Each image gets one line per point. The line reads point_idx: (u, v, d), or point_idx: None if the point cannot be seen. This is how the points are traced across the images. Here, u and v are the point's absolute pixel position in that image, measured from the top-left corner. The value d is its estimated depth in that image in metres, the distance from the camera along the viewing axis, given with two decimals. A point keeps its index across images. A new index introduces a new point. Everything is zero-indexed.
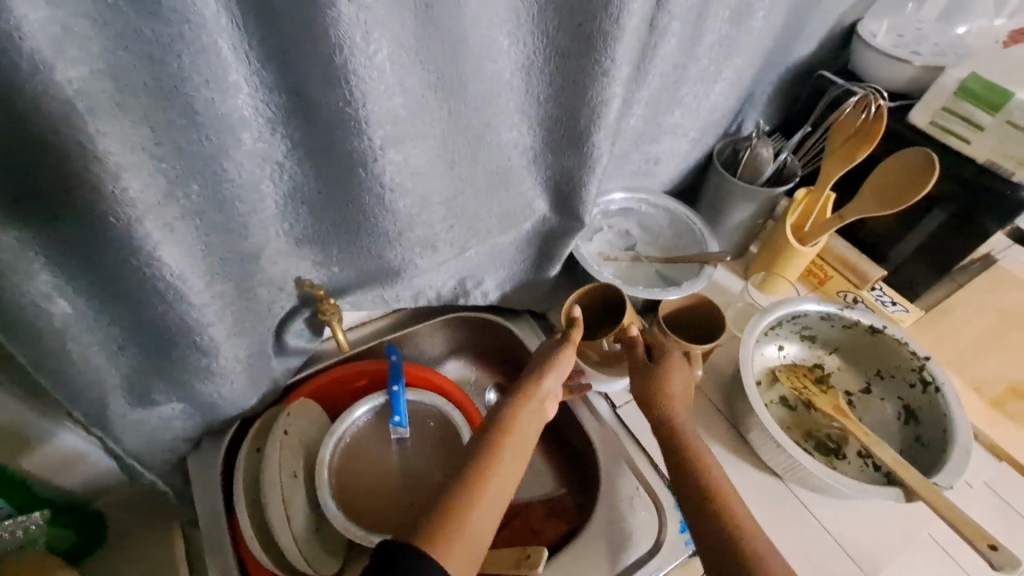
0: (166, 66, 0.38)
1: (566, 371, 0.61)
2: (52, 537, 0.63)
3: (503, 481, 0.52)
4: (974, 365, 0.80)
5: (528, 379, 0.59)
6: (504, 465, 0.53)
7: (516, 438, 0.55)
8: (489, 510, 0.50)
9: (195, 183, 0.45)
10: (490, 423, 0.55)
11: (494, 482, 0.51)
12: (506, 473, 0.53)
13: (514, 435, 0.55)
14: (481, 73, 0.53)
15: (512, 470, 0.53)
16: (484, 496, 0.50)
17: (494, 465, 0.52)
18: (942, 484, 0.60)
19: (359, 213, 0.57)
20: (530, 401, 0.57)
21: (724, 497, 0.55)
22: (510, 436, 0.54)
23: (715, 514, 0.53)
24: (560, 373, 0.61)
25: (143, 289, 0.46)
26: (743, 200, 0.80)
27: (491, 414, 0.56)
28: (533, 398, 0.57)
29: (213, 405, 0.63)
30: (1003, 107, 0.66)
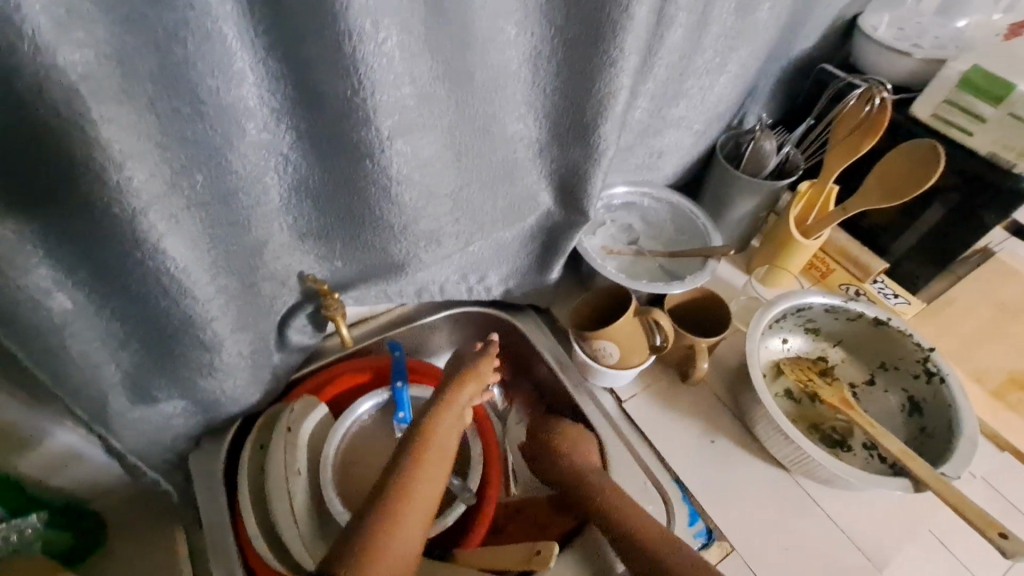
0: (171, 53, 0.37)
1: (487, 377, 0.63)
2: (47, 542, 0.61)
3: (429, 490, 0.52)
4: (975, 356, 0.81)
5: (447, 388, 0.60)
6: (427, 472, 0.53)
7: (435, 449, 0.54)
8: (416, 520, 0.50)
9: (200, 174, 0.44)
10: (411, 433, 0.55)
11: (417, 494, 0.51)
12: (428, 480, 0.52)
13: (434, 442, 0.55)
14: (488, 62, 0.52)
15: (432, 482, 0.53)
16: (409, 512, 0.50)
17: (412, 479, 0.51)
18: (950, 475, 0.60)
19: (364, 205, 0.56)
20: (450, 409, 0.58)
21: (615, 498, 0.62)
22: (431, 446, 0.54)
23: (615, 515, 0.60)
24: (480, 379, 0.62)
25: (145, 282, 0.45)
26: (746, 193, 0.80)
27: (411, 424, 0.56)
28: (453, 406, 0.58)
29: (214, 403, 0.61)
30: (1005, 99, 0.66)
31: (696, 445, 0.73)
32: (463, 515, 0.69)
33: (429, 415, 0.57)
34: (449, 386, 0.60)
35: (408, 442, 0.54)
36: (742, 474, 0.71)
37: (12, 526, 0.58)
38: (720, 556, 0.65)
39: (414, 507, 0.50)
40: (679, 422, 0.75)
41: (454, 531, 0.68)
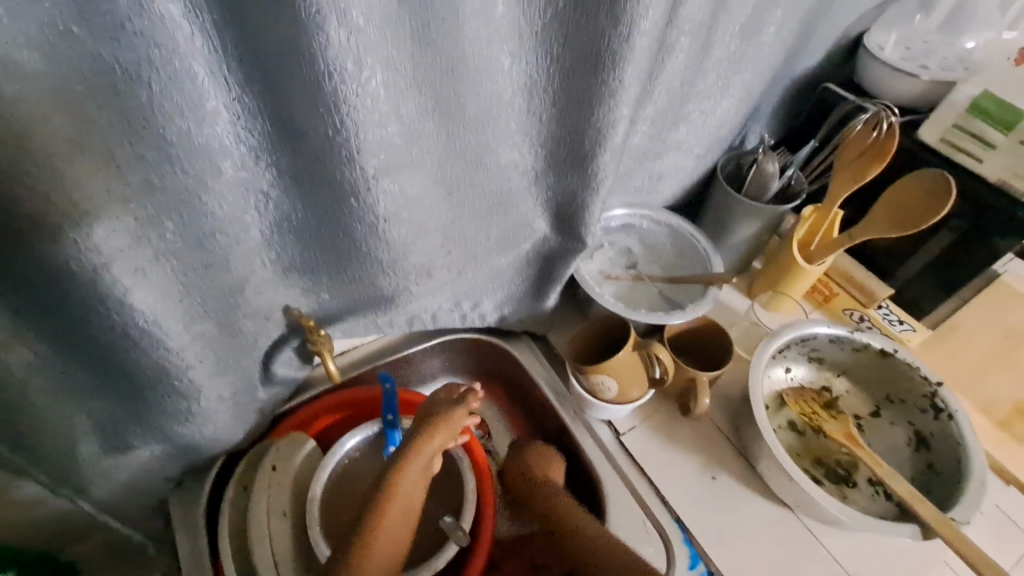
0: (133, 96, 0.34)
1: (459, 426, 0.62)
2: None
3: (390, 544, 0.56)
4: (981, 385, 0.79)
5: (413, 443, 0.60)
6: (385, 534, 0.56)
7: (396, 511, 0.57)
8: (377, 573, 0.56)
9: (170, 220, 0.41)
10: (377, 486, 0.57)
11: (374, 554, 0.55)
12: (387, 536, 0.56)
13: (397, 498, 0.57)
14: (481, 94, 0.49)
15: (392, 539, 0.57)
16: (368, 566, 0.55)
17: (370, 541, 0.55)
18: (959, 518, 0.58)
19: (350, 242, 0.53)
20: (415, 463, 0.59)
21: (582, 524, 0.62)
22: (391, 508, 0.56)
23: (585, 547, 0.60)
24: (449, 431, 0.61)
25: (111, 334, 0.42)
26: (749, 217, 0.78)
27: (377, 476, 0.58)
28: (416, 465, 0.58)
29: (195, 446, 0.58)
30: (1014, 127, 0.64)
31: (699, 481, 0.70)
32: (455, 557, 0.66)
33: (394, 469, 0.58)
34: (416, 443, 0.59)
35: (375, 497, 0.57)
36: (744, 512, 0.68)
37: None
38: None
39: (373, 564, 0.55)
40: (680, 457, 0.72)
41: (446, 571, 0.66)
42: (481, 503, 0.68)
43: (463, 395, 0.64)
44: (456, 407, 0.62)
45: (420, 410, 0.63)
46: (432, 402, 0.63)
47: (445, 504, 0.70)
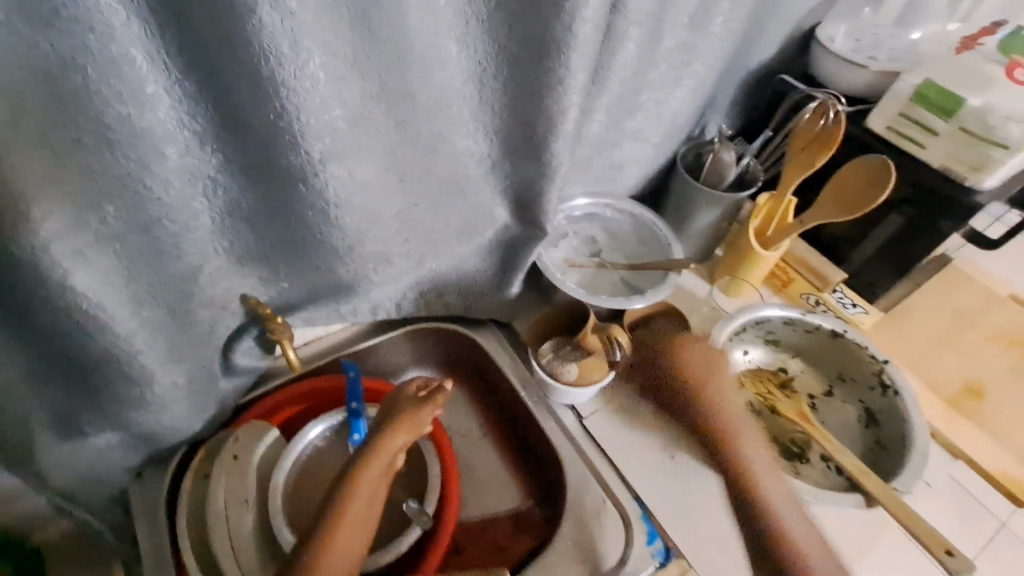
0: (67, 80, 0.34)
1: (423, 423, 0.62)
2: None
3: (351, 536, 0.55)
4: (932, 366, 0.81)
5: (379, 436, 0.60)
6: (347, 526, 0.55)
7: (359, 503, 0.56)
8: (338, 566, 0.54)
9: (111, 204, 0.41)
10: (338, 482, 0.57)
11: (335, 548, 0.54)
12: (348, 529, 0.55)
13: (358, 493, 0.56)
14: (429, 81, 0.50)
15: (357, 531, 0.56)
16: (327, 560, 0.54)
17: (333, 532, 0.55)
18: (901, 489, 0.62)
19: (303, 228, 0.53)
20: (377, 459, 0.58)
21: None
22: (354, 500, 0.56)
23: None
24: (413, 428, 0.61)
25: (56, 318, 0.42)
26: (708, 204, 0.79)
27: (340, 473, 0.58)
28: (381, 456, 0.58)
29: (153, 434, 0.58)
30: (954, 114, 0.66)
31: (658, 461, 0.72)
32: (418, 541, 0.67)
33: (355, 466, 0.57)
34: (381, 435, 0.60)
35: (335, 492, 0.56)
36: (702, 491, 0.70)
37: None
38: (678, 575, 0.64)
39: (334, 557, 0.54)
40: (642, 438, 0.74)
41: (409, 555, 0.67)
42: (446, 487, 0.69)
43: (432, 391, 0.63)
44: (424, 401, 0.62)
45: (387, 403, 0.63)
46: (396, 398, 0.63)
47: (410, 489, 0.71)
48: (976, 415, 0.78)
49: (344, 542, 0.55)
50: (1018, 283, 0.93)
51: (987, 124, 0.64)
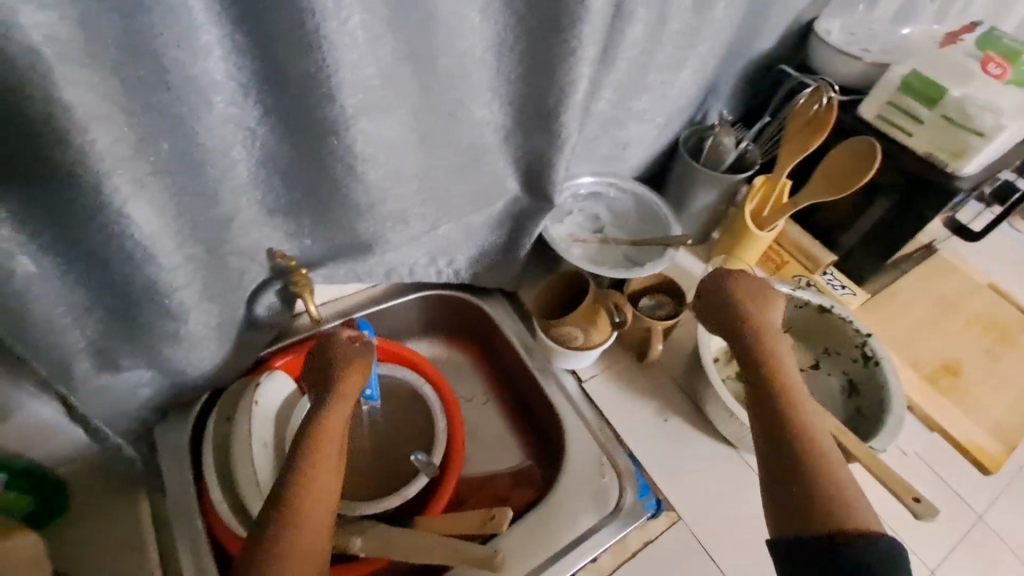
0: (136, 22, 0.38)
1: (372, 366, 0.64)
2: (6, 504, 0.58)
3: (327, 476, 0.52)
4: (914, 345, 0.86)
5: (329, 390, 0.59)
6: (320, 474, 0.51)
7: (327, 453, 0.53)
8: (320, 513, 0.50)
9: (164, 142, 0.45)
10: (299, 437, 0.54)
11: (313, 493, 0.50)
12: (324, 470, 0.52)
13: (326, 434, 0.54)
14: (453, 47, 0.55)
15: (329, 485, 0.52)
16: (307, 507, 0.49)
17: (306, 486, 0.50)
18: (877, 448, 0.65)
19: (330, 182, 0.58)
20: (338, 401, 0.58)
21: (837, 472, 0.48)
22: (322, 448, 0.53)
23: (832, 499, 0.46)
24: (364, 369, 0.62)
25: (108, 247, 0.46)
26: (707, 185, 0.84)
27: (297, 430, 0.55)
28: (338, 403, 0.58)
29: (181, 374, 0.63)
30: (938, 103, 0.71)
31: (652, 423, 0.77)
32: (425, 488, 0.70)
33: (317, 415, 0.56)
34: (337, 386, 0.59)
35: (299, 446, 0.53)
36: (692, 453, 0.75)
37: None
38: (667, 525, 0.69)
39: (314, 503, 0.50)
40: (637, 403, 0.78)
41: (415, 501, 0.70)
42: (450, 439, 0.73)
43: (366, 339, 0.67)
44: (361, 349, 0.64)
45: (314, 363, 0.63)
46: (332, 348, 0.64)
47: (418, 441, 0.75)
48: (952, 392, 0.82)
49: (319, 497, 0.50)
50: (998, 274, 0.98)
51: (965, 112, 0.70)
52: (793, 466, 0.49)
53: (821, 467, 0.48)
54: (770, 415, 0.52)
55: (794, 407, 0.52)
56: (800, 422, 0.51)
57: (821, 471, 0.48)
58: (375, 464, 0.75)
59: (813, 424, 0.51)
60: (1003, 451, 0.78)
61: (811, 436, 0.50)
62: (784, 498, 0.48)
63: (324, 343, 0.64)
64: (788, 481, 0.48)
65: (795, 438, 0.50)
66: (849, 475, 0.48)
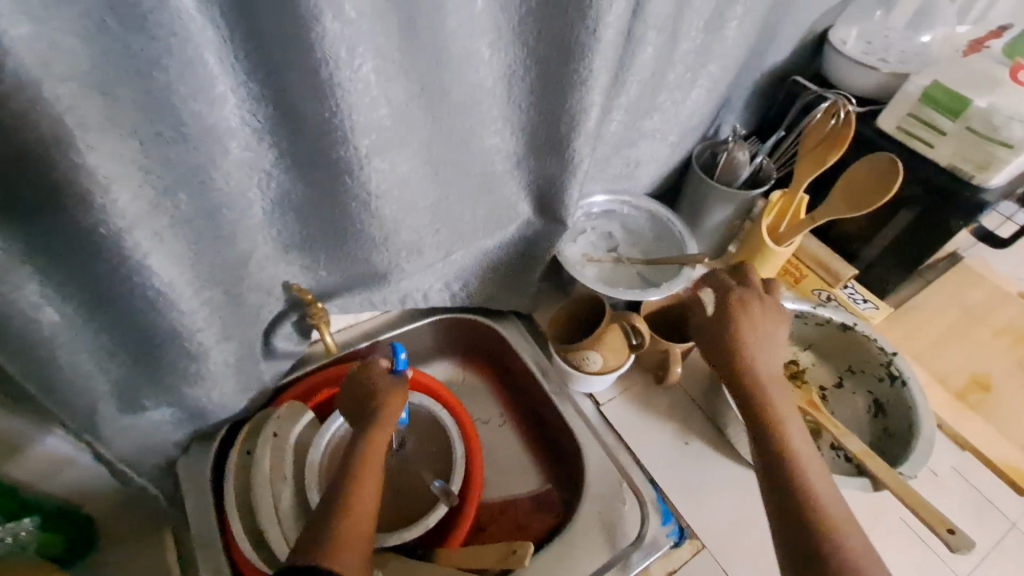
0: (153, 80, 0.39)
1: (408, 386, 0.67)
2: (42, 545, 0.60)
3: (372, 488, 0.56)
4: (941, 360, 0.84)
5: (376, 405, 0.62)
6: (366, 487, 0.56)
7: (371, 468, 0.57)
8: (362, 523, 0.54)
9: (183, 192, 0.46)
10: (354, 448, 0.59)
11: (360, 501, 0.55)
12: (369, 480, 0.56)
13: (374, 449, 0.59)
14: (463, 82, 0.54)
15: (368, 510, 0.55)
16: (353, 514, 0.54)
17: (348, 513, 0.53)
18: (907, 473, 0.63)
19: (346, 219, 0.58)
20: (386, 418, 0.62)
21: (841, 530, 0.49)
22: (363, 476, 0.56)
23: (836, 553, 0.47)
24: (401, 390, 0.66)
25: (130, 295, 0.47)
26: (722, 201, 0.83)
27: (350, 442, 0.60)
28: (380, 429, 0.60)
29: (202, 409, 0.63)
30: (961, 114, 0.69)
31: (672, 446, 0.76)
32: (445, 516, 0.70)
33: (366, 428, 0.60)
34: (377, 415, 0.61)
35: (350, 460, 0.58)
36: (714, 475, 0.73)
37: (4, 529, 0.57)
38: (692, 553, 0.67)
39: (360, 512, 0.54)
40: (657, 424, 0.77)
41: (435, 530, 0.70)
42: (469, 466, 0.73)
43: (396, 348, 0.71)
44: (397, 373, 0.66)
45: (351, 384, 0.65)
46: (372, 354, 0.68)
47: (436, 468, 0.75)
48: (983, 408, 0.80)
49: (359, 523, 0.53)
50: None
51: (991, 123, 0.67)
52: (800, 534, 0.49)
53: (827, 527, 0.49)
54: (769, 465, 0.54)
55: (792, 454, 0.53)
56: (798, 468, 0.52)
57: (823, 522, 0.49)
58: (395, 491, 0.74)
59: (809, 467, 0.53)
60: None
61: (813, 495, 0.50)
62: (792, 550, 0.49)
63: (366, 366, 0.66)
64: (792, 530, 0.50)
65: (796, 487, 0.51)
66: (855, 533, 0.49)
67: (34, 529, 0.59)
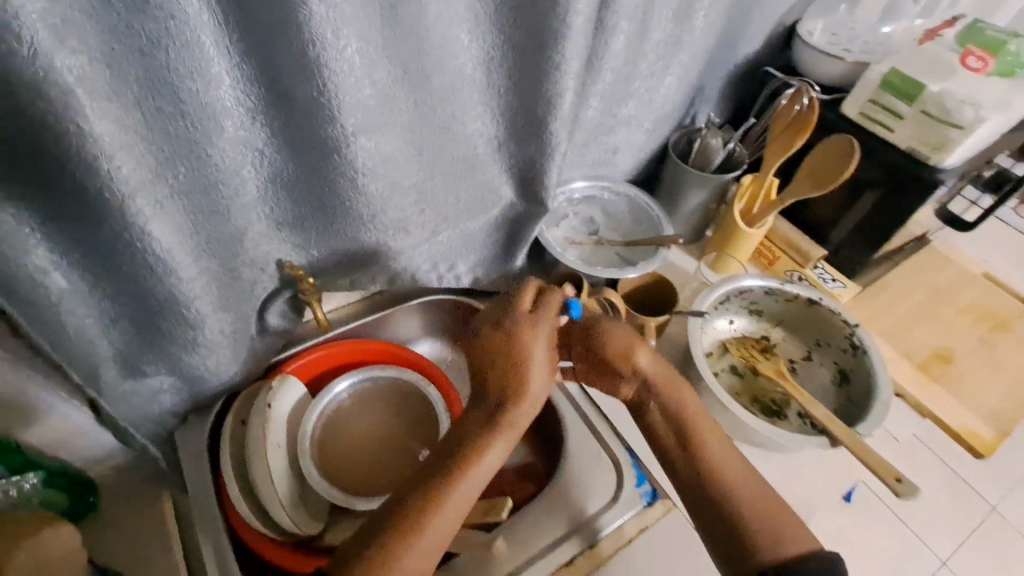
0: (155, 58, 0.43)
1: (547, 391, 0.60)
2: (48, 498, 0.62)
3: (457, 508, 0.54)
4: (906, 334, 0.88)
5: (506, 406, 0.57)
6: (450, 505, 0.53)
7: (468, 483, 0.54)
8: (425, 549, 0.52)
9: (181, 164, 0.49)
10: (462, 443, 0.56)
11: (439, 519, 0.53)
12: (459, 499, 0.54)
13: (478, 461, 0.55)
14: (444, 67, 0.58)
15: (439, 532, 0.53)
16: (424, 533, 0.52)
17: (451, 493, 0.53)
18: (863, 433, 0.67)
19: (335, 198, 0.61)
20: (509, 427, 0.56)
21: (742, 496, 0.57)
22: (481, 460, 0.55)
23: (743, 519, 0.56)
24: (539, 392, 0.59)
25: (131, 262, 0.50)
26: (696, 185, 0.87)
27: (460, 432, 0.57)
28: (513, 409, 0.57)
29: (199, 379, 0.67)
30: (917, 99, 0.73)
31: None
32: None
33: (482, 432, 0.56)
34: (501, 415, 0.56)
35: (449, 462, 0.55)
36: None
37: (9, 481, 0.58)
38: (663, 513, 0.71)
39: (433, 531, 0.52)
40: None
41: None
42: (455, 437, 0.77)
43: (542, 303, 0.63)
44: (548, 333, 0.60)
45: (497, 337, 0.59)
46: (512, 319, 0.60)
47: (424, 439, 0.79)
48: (945, 379, 0.84)
49: (424, 546, 0.52)
50: (993, 264, 1.00)
51: (944, 107, 0.71)
52: (710, 501, 0.58)
53: (731, 495, 0.57)
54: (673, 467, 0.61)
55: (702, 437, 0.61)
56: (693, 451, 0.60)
57: (729, 496, 0.57)
58: (385, 460, 0.78)
59: (701, 434, 0.61)
60: (996, 435, 0.79)
61: (723, 469, 0.59)
62: (697, 507, 0.59)
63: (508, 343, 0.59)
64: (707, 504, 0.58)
65: (700, 478, 0.59)
66: (758, 498, 0.57)
67: (38, 484, 0.60)
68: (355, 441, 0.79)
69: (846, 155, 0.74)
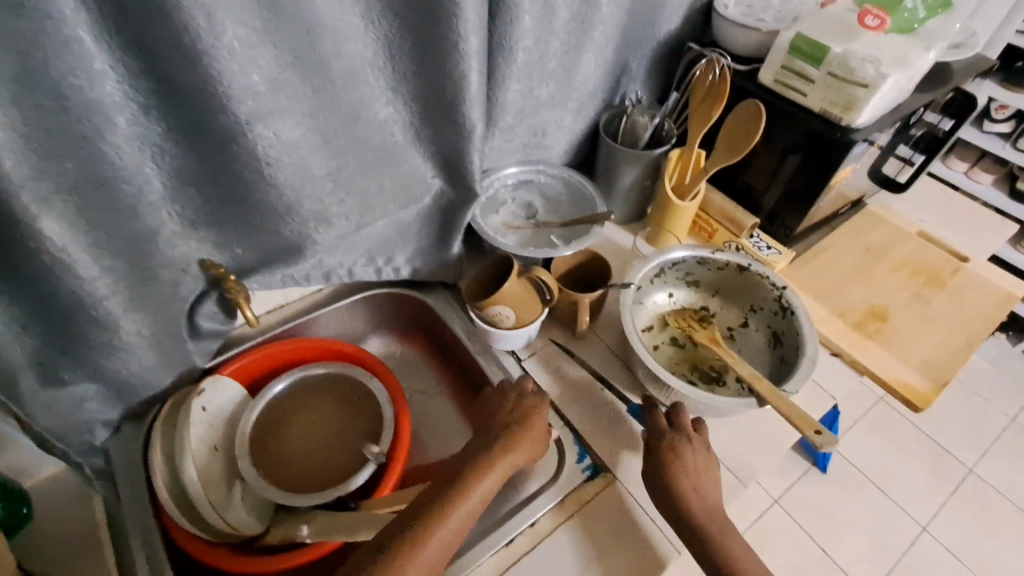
0: (30, 57, 0.43)
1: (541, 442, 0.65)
2: None
3: (442, 542, 0.55)
4: (841, 295, 0.89)
5: (496, 452, 0.61)
6: (438, 538, 0.55)
7: (455, 520, 0.56)
8: None
9: (71, 161, 0.49)
10: (460, 476, 0.59)
11: (424, 552, 0.54)
12: (447, 533, 0.55)
13: (470, 497, 0.58)
14: (341, 52, 0.59)
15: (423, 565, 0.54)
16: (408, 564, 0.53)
17: (441, 523, 0.55)
18: (789, 390, 0.67)
19: (246, 190, 0.62)
20: (496, 470, 0.60)
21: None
22: (471, 493, 0.58)
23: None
24: (531, 445, 0.64)
25: (28, 262, 0.51)
26: (626, 163, 0.88)
27: (458, 469, 0.60)
28: (507, 457, 0.61)
29: (127, 384, 0.67)
30: (823, 61, 0.74)
31: (590, 391, 0.80)
32: (371, 475, 0.73)
33: (474, 471, 0.59)
34: (491, 458, 0.61)
35: (442, 494, 0.58)
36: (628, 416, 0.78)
37: None
38: (603, 486, 0.71)
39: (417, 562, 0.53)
40: (576, 374, 0.81)
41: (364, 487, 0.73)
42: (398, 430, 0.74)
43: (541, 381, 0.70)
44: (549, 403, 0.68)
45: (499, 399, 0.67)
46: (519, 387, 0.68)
47: (365, 432, 0.77)
48: (879, 336, 0.85)
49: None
50: (929, 222, 1.02)
51: (848, 67, 0.72)
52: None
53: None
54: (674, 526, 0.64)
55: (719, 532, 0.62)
56: (684, 499, 0.62)
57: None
58: (327, 456, 0.77)
59: (706, 523, 0.62)
60: (931, 387, 0.80)
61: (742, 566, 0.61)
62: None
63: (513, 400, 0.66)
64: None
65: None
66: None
67: None
68: (297, 441, 0.78)
69: (757, 120, 0.76)
